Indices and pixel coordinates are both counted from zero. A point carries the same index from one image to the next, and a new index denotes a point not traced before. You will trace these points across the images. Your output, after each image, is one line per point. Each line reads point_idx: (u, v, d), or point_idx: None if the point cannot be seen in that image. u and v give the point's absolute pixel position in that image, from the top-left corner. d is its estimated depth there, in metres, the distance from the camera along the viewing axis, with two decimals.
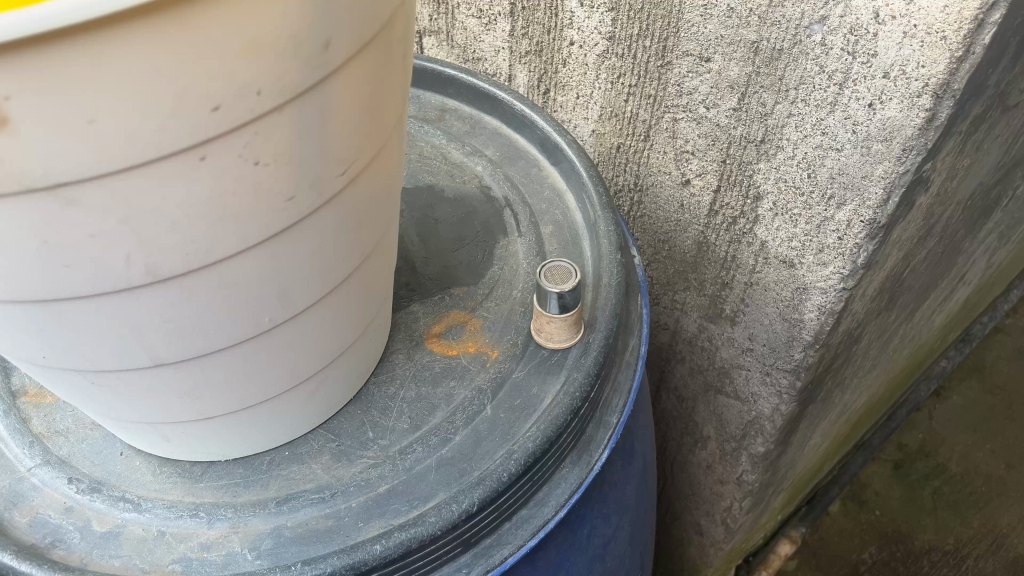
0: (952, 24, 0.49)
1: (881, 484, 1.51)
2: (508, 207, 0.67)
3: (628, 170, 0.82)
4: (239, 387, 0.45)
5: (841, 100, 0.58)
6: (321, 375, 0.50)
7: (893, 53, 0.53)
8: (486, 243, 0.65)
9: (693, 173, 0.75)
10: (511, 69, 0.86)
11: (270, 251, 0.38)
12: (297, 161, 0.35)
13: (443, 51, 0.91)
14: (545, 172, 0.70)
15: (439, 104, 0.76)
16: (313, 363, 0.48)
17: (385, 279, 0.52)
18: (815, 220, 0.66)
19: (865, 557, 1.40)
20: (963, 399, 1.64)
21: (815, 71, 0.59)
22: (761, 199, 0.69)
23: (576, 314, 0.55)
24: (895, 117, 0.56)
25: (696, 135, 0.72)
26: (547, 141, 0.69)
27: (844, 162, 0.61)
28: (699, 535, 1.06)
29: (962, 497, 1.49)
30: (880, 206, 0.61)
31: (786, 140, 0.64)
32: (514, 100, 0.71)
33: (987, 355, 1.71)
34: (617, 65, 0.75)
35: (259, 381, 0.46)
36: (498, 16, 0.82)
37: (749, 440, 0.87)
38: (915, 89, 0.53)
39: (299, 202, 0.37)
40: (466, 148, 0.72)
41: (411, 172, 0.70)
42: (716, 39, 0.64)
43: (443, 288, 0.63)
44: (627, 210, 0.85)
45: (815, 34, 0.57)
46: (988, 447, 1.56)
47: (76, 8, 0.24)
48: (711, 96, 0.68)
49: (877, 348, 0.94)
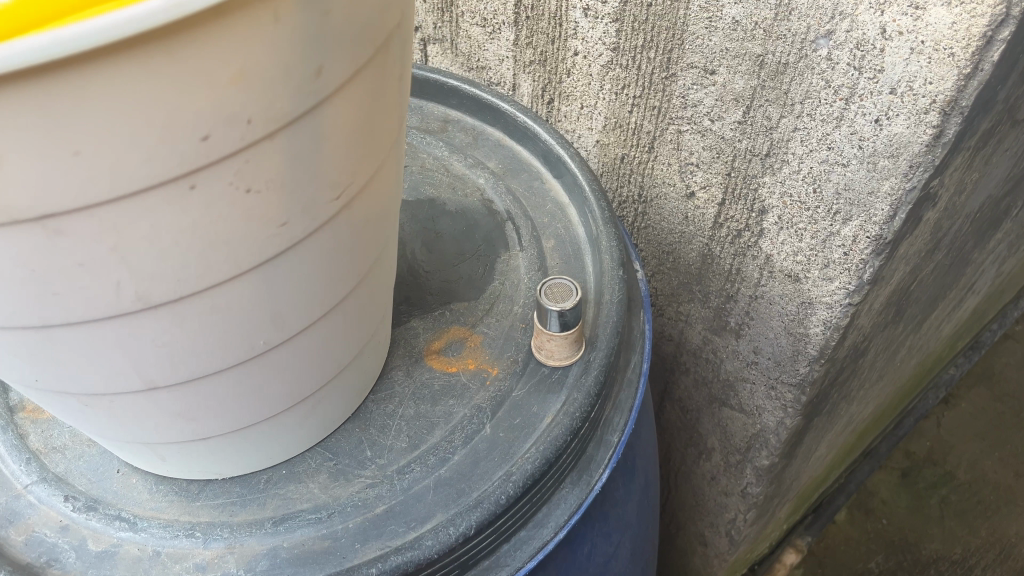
0: (961, 40, 0.49)
1: (888, 493, 1.50)
2: (510, 221, 0.67)
3: (633, 180, 0.81)
4: (234, 409, 0.45)
5: (847, 115, 0.58)
6: (319, 395, 0.50)
7: (900, 69, 0.52)
8: (487, 257, 0.65)
9: (697, 185, 0.74)
10: (515, 78, 0.85)
11: (264, 275, 0.37)
12: (289, 187, 0.34)
13: (447, 59, 0.90)
14: (547, 185, 0.69)
15: (441, 114, 0.75)
16: (310, 384, 0.48)
17: (383, 297, 0.51)
18: (821, 234, 0.65)
19: (871, 567, 1.39)
20: (971, 407, 1.62)
21: (820, 85, 0.58)
22: (766, 213, 0.69)
23: (577, 332, 0.55)
24: (902, 133, 0.55)
25: (700, 147, 0.71)
26: (550, 154, 0.68)
27: (850, 177, 0.60)
28: (703, 546, 1.05)
29: (970, 506, 1.48)
30: (887, 223, 0.60)
31: (792, 155, 0.63)
32: (516, 111, 0.70)
33: (996, 363, 1.70)
34: (621, 76, 0.74)
35: (256, 402, 0.45)
36: (502, 25, 0.81)
37: (753, 452, 0.86)
38: (922, 106, 0.53)
39: (292, 227, 0.36)
40: (468, 160, 0.71)
41: (413, 185, 0.70)
42: (721, 52, 0.64)
43: (444, 303, 0.62)
44: (632, 221, 0.84)
45: (821, 48, 0.56)
46: (996, 456, 1.55)
47: (60, 43, 0.23)
48: (716, 109, 0.67)
49: (884, 360, 0.93)
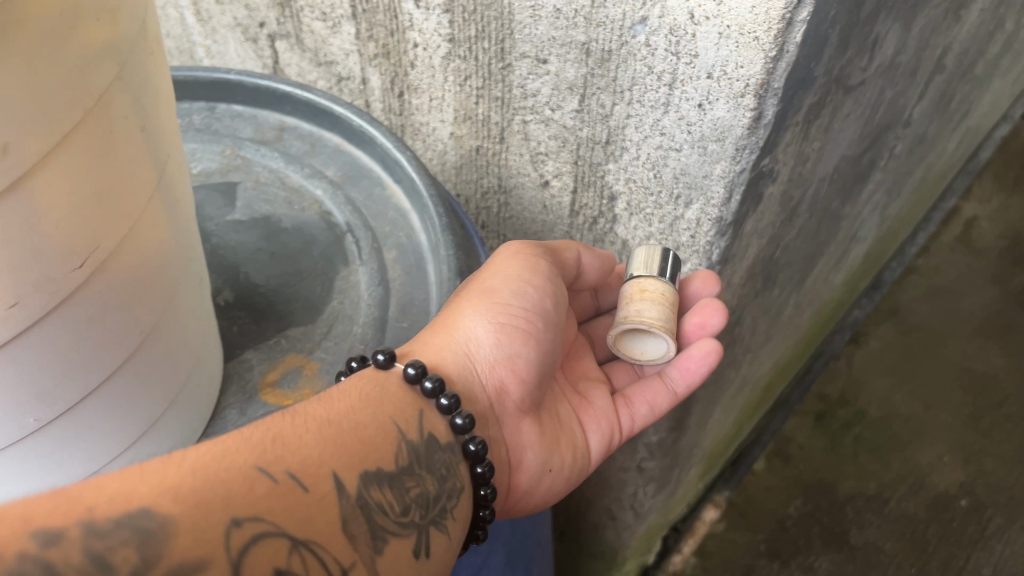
0: (762, 24, 0.48)
1: (804, 438, 1.53)
2: (349, 232, 0.65)
3: (490, 172, 0.79)
4: (39, 476, 0.42)
5: (673, 100, 0.57)
6: (165, 418, 0.49)
7: (712, 53, 0.52)
8: (325, 275, 0.62)
9: (550, 175, 0.72)
10: (363, 72, 0.82)
11: (10, 356, 0.34)
12: (10, 270, 0.31)
13: (296, 56, 0.87)
14: (388, 191, 0.67)
15: (275, 122, 0.71)
16: (125, 432, 0.46)
17: (195, 328, 0.50)
18: (668, 218, 0.65)
19: (791, 512, 1.43)
20: (880, 343, 1.67)
21: (644, 72, 0.57)
22: (615, 199, 0.68)
23: (519, 257, 0.59)
24: (724, 117, 0.54)
25: (546, 136, 0.69)
26: (387, 157, 0.65)
27: (684, 162, 0.59)
28: (612, 520, 1.05)
29: (883, 441, 1.52)
30: (724, 204, 0.59)
31: (629, 141, 0.62)
32: (351, 114, 0.67)
33: (901, 297, 1.74)
34: (462, 67, 0.71)
35: (112, 435, 0.45)
36: (341, 19, 0.77)
37: (643, 430, 0.86)
38: (737, 90, 0.52)
39: (28, 306, 0.33)
40: (306, 170, 0.68)
41: (246, 203, 0.66)
42: (548, 40, 0.61)
43: (279, 330, 0.60)
44: (497, 211, 0.83)
45: (639, 35, 0.55)
46: (905, 389, 1.59)
47: None
48: (553, 98, 0.65)
49: (767, 321, 0.93)
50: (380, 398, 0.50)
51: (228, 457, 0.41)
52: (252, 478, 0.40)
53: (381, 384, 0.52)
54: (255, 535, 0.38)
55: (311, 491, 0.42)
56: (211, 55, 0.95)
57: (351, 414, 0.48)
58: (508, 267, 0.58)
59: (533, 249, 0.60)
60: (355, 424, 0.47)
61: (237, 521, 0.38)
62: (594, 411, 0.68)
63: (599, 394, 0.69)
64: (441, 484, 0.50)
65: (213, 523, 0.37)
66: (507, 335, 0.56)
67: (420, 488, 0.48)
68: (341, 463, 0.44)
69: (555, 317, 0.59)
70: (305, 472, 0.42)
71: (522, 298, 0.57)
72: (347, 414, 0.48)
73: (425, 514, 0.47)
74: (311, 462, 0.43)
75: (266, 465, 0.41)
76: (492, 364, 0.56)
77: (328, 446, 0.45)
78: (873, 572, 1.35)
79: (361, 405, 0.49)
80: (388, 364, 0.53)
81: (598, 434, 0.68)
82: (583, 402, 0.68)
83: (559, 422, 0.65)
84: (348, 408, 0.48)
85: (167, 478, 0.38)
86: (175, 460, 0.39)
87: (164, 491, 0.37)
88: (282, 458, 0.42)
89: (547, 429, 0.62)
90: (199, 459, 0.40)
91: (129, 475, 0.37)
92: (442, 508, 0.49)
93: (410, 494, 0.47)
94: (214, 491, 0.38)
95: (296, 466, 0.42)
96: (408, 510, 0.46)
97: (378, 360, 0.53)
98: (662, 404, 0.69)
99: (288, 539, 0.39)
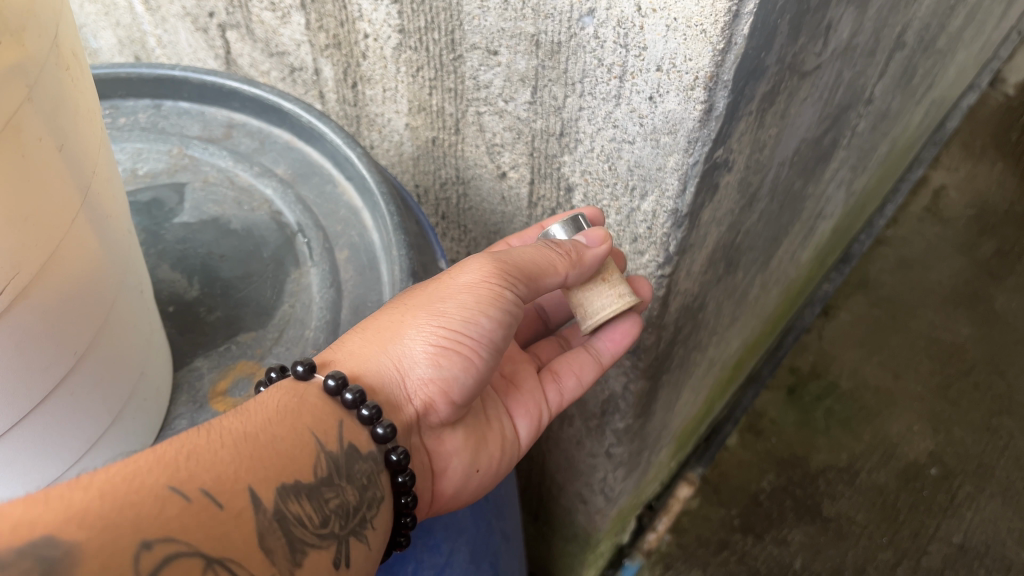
0: (709, 17, 0.46)
1: (776, 412, 1.54)
2: (300, 233, 0.64)
3: (447, 163, 0.78)
4: None
5: (624, 93, 0.56)
6: (112, 431, 0.48)
7: (661, 46, 0.50)
8: (277, 277, 0.62)
9: (507, 166, 0.72)
10: (315, 63, 0.80)
11: None
12: None
13: (248, 46, 0.84)
14: (340, 189, 0.66)
15: (223, 119, 0.70)
16: (71, 445, 0.45)
17: (140, 337, 0.49)
18: (624, 209, 0.64)
19: (763, 486, 1.44)
20: (850, 316, 1.68)
21: (594, 64, 0.56)
22: (572, 191, 0.67)
23: (484, 275, 0.56)
24: (675, 110, 0.53)
25: (501, 128, 0.68)
26: (337, 154, 0.64)
27: (638, 154, 0.59)
28: (583, 504, 1.05)
29: (853, 413, 1.53)
30: (679, 196, 0.58)
31: (582, 134, 0.62)
32: (300, 111, 0.65)
33: (871, 269, 1.76)
34: (413, 58, 0.70)
35: (50, 458, 0.44)
36: (289, 10, 0.75)
37: (609, 417, 0.86)
38: (687, 83, 0.51)
39: None
40: (255, 168, 0.67)
41: (194, 204, 0.65)
42: (498, 32, 0.60)
43: (229, 336, 0.59)
44: (457, 202, 0.83)
45: (587, 27, 0.54)
46: (875, 360, 1.61)
47: None
48: (506, 90, 0.64)
49: (732, 303, 0.93)
50: (300, 409, 0.50)
51: (137, 476, 0.39)
52: (164, 499, 0.39)
53: (299, 395, 0.51)
54: (168, 556, 0.37)
55: (226, 507, 0.41)
56: (163, 44, 0.92)
57: (267, 427, 0.47)
58: (460, 292, 0.55)
59: (499, 269, 0.56)
60: (272, 437, 0.47)
61: (146, 545, 0.37)
62: (521, 395, 0.71)
63: (525, 379, 0.72)
64: (361, 494, 0.50)
65: (120, 548, 0.36)
66: (443, 359, 0.55)
67: (339, 498, 0.48)
68: (258, 478, 0.44)
69: (500, 343, 0.57)
70: (220, 489, 0.42)
71: (471, 328, 0.55)
72: (261, 428, 0.47)
73: (345, 524, 0.47)
74: (226, 479, 0.42)
75: (178, 483, 0.40)
76: (422, 384, 0.56)
77: (245, 461, 0.44)
78: (844, 543, 1.36)
79: (280, 417, 0.48)
80: (307, 375, 0.52)
81: (526, 421, 0.71)
82: (509, 388, 0.71)
83: (484, 418, 0.67)
84: (266, 421, 0.48)
85: (74, 503, 0.36)
86: (80, 482, 0.38)
87: (71, 516, 0.36)
88: (196, 475, 0.41)
89: (471, 431, 0.64)
90: (105, 479, 0.39)
91: (28, 500, 0.36)
92: (362, 517, 0.49)
93: (329, 504, 0.47)
94: (123, 515, 0.37)
95: (210, 483, 0.41)
96: (328, 522, 0.46)
97: (297, 371, 0.52)
98: (589, 374, 0.70)
99: (201, 558, 0.38)
